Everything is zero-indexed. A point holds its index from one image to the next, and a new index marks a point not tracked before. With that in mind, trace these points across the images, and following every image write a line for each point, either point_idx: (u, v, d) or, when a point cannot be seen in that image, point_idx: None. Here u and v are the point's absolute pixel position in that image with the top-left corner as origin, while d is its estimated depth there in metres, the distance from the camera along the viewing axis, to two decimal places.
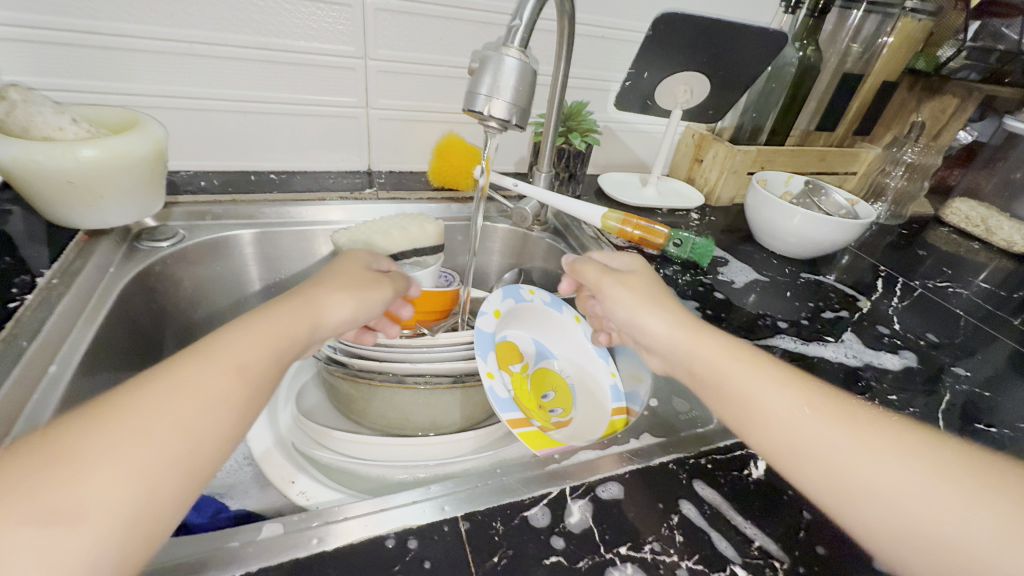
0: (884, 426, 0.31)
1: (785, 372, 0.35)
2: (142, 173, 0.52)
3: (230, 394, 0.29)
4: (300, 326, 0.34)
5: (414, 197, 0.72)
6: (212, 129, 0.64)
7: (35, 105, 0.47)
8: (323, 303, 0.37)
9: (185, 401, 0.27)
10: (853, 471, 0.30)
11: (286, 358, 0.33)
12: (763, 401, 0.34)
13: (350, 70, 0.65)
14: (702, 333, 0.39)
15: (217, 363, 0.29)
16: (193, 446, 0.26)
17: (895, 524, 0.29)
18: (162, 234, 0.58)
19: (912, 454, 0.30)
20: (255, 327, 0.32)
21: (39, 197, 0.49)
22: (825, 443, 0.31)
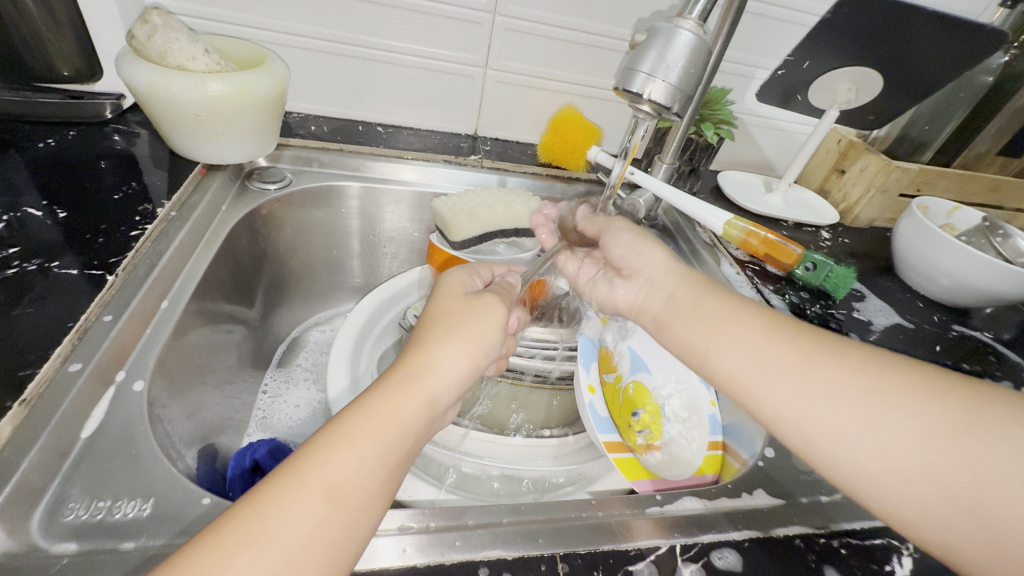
0: (875, 364, 0.31)
1: (777, 323, 0.35)
2: (263, 113, 0.51)
3: (347, 495, 0.26)
4: (410, 412, 0.30)
5: (519, 170, 0.68)
6: (330, 73, 0.62)
7: (175, 32, 0.46)
8: (430, 366, 0.31)
9: (297, 514, 0.25)
10: (852, 430, 0.30)
11: (394, 453, 0.29)
12: (757, 358, 0.34)
13: (476, 25, 0.60)
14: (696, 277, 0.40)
15: (306, 491, 0.26)
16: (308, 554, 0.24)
17: (895, 481, 0.28)
18: (272, 177, 0.57)
19: (903, 393, 0.29)
20: (349, 428, 0.28)
21: (168, 127, 0.49)
22: (823, 402, 0.31)
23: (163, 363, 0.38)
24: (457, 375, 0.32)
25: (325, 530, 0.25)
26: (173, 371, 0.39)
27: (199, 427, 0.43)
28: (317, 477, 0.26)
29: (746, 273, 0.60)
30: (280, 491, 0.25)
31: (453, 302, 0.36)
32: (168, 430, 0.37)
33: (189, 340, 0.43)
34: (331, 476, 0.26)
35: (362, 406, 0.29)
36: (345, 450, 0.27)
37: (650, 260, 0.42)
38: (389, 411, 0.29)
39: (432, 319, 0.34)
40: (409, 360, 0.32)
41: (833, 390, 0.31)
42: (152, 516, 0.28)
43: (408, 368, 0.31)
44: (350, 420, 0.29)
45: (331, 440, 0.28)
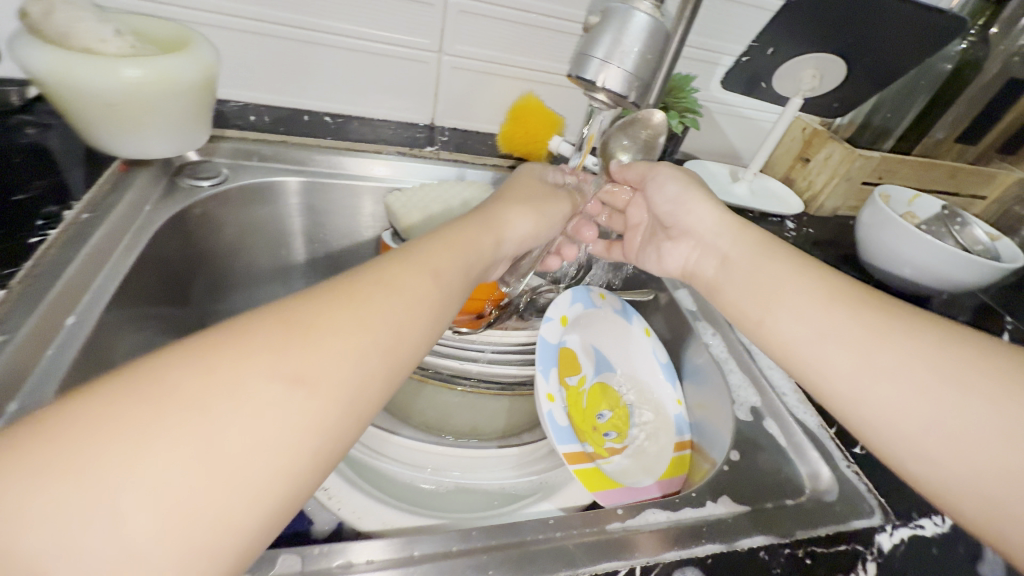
0: (953, 349, 0.29)
1: (845, 293, 0.34)
2: (188, 102, 0.46)
3: (329, 381, 0.24)
4: (487, 238, 0.37)
5: (480, 161, 0.64)
6: (269, 58, 0.57)
7: (76, 10, 0.41)
8: (504, 217, 0.40)
9: (287, 376, 0.23)
10: (900, 402, 0.29)
11: (472, 266, 0.35)
12: (816, 326, 0.34)
13: (428, 7, 0.56)
14: (745, 240, 0.40)
15: (416, 266, 0.30)
16: (302, 418, 0.22)
17: (936, 451, 0.28)
18: (205, 173, 0.52)
19: (970, 377, 0.28)
20: (446, 235, 0.34)
21: (76, 118, 0.44)
22: (878, 370, 0.30)
23: (70, 387, 0.34)
24: (524, 229, 0.41)
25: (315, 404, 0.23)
26: (84, 394, 0.35)
27: None
28: (422, 262, 0.31)
29: None
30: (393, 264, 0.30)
31: (517, 189, 0.43)
32: None
33: (104, 359, 0.38)
34: (350, 341, 0.25)
35: (452, 227, 0.35)
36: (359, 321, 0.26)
37: (700, 217, 0.43)
38: (473, 236, 0.36)
39: (510, 188, 0.43)
40: (485, 209, 0.39)
41: (891, 363, 0.30)
42: None
43: (489, 216, 0.39)
44: (369, 291, 0.28)
45: (340, 302, 0.26)
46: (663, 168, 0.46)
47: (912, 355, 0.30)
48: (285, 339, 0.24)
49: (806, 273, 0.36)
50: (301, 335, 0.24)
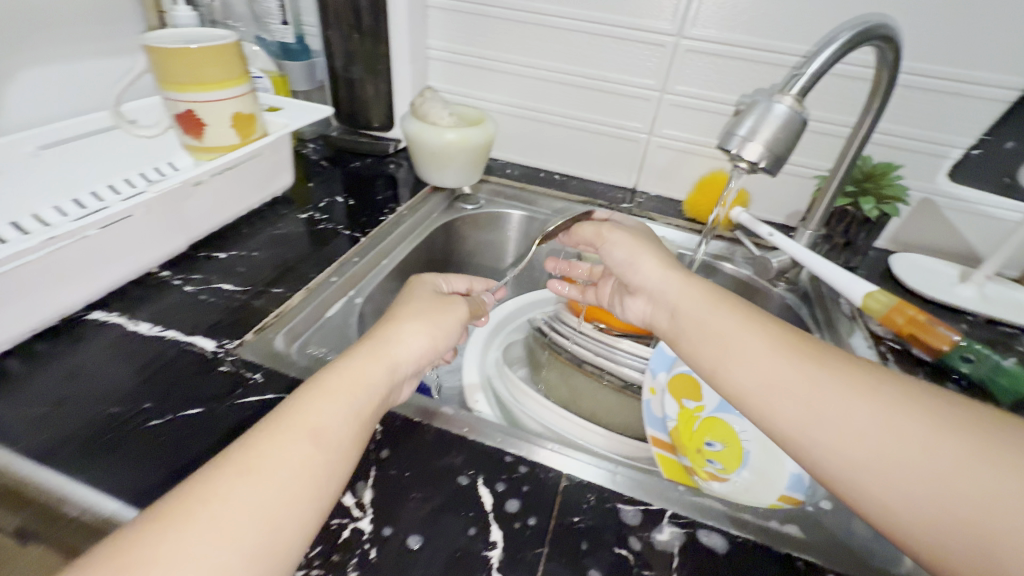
0: (889, 383, 0.32)
1: (786, 339, 0.37)
2: (474, 155, 0.75)
3: (326, 440, 0.31)
4: (377, 369, 0.36)
5: (664, 221, 0.77)
6: (529, 133, 0.84)
7: (436, 103, 0.73)
8: (396, 340, 0.39)
9: (284, 457, 0.29)
10: (858, 435, 0.31)
11: (364, 407, 0.34)
12: (768, 371, 0.35)
13: (645, 100, 0.75)
14: (689, 294, 0.42)
15: (292, 432, 0.31)
16: (307, 480, 0.30)
17: (890, 479, 0.29)
18: (470, 201, 0.80)
19: (909, 408, 0.31)
20: (325, 380, 0.34)
21: (418, 159, 0.76)
22: (830, 410, 0.32)
23: (375, 293, 0.60)
24: (419, 348, 0.40)
25: (312, 468, 0.30)
26: (378, 302, 0.61)
27: None
28: (300, 422, 0.31)
29: (881, 350, 0.57)
30: (264, 436, 0.30)
31: (425, 300, 0.44)
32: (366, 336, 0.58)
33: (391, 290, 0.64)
34: (312, 422, 0.32)
35: (335, 364, 0.36)
36: (325, 395, 0.33)
37: (688, 285, 0.43)
38: (360, 368, 0.35)
39: (405, 307, 0.42)
40: (376, 333, 0.39)
41: (844, 398, 0.32)
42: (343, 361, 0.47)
43: (377, 340, 0.38)
44: (267, 454, 0.29)
45: (236, 470, 0.28)
46: (615, 231, 0.50)
47: (861, 392, 0.32)
48: (270, 428, 0.31)
49: (754, 322, 0.38)
50: (143, 564, 0.24)
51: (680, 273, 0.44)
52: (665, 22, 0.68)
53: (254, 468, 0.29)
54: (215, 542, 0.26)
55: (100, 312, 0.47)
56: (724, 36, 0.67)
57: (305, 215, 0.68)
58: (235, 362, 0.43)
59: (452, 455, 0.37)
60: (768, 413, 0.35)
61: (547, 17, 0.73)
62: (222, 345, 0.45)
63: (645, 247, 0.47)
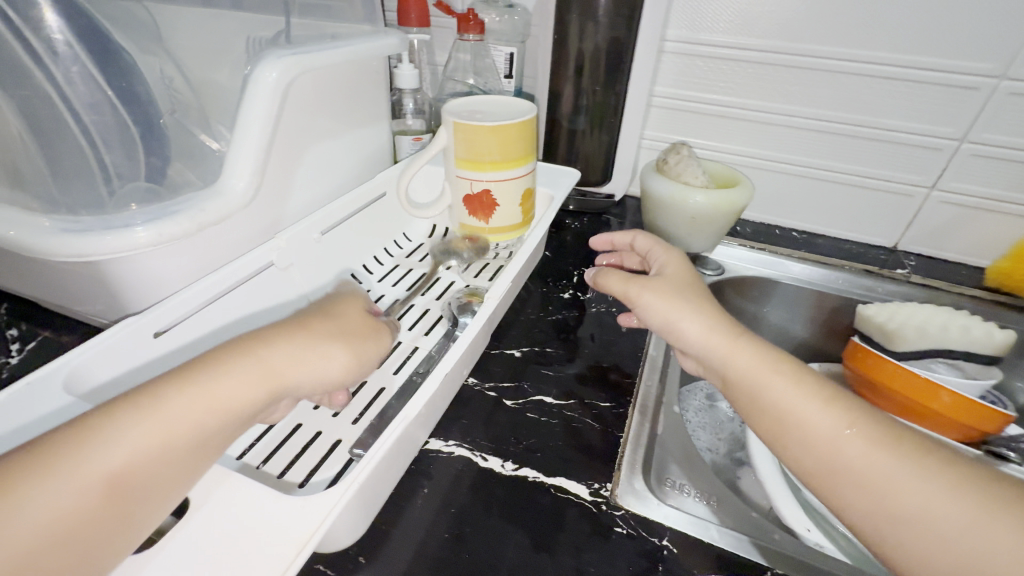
0: (966, 477, 0.30)
1: (867, 420, 0.33)
2: (730, 219, 0.65)
3: (125, 482, 0.24)
4: (254, 393, 0.29)
5: (958, 290, 0.65)
6: (765, 186, 0.74)
7: (691, 162, 0.65)
8: (293, 350, 0.31)
9: (43, 501, 0.23)
10: (938, 530, 0.29)
11: (195, 446, 0.27)
12: (843, 453, 0.33)
13: (935, 151, 0.63)
14: (744, 356, 0.37)
15: (86, 471, 0.24)
16: (63, 535, 0.23)
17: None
18: (709, 265, 0.71)
19: (1000, 510, 0.29)
20: (165, 406, 0.26)
21: (662, 222, 0.68)
22: (906, 503, 0.30)
23: None
24: (323, 368, 0.32)
25: (89, 516, 0.23)
26: None
27: None
28: (101, 457, 0.24)
29: None
30: (45, 469, 0.23)
31: (354, 316, 0.37)
32: None
33: None
34: (139, 440, 0.25)
35: (186, 386, 0.27)
36: (187, 413, 0.27)
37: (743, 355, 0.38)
38: (222, 387, 0.28)
39: (313, 324, 0.34)
40: (256, 346, 0.31)
41: (928, 490, 0.30)
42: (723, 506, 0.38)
43: (257, 357, 0.30)
44: (23, 495, 0.22)
45: None
46: (641, 287, 0.42)
47: (935, 481, 0.30)
48: (51, 462, 0.23)
49: (832, 399, 0.35)
50: None
51: (727, 332, 0.39)
52: (984, 62, 0.57)
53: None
54: None
55: (434, 438, 0.40)
56: None
57: (567, 293, 0.58)
58: (627, 519, 0.35)
59: None
60: (831, 491, 0.33)
61: (818, 60, 0.63)
62: (597, 490, 0.36)
63: (683, 295, 0.41)
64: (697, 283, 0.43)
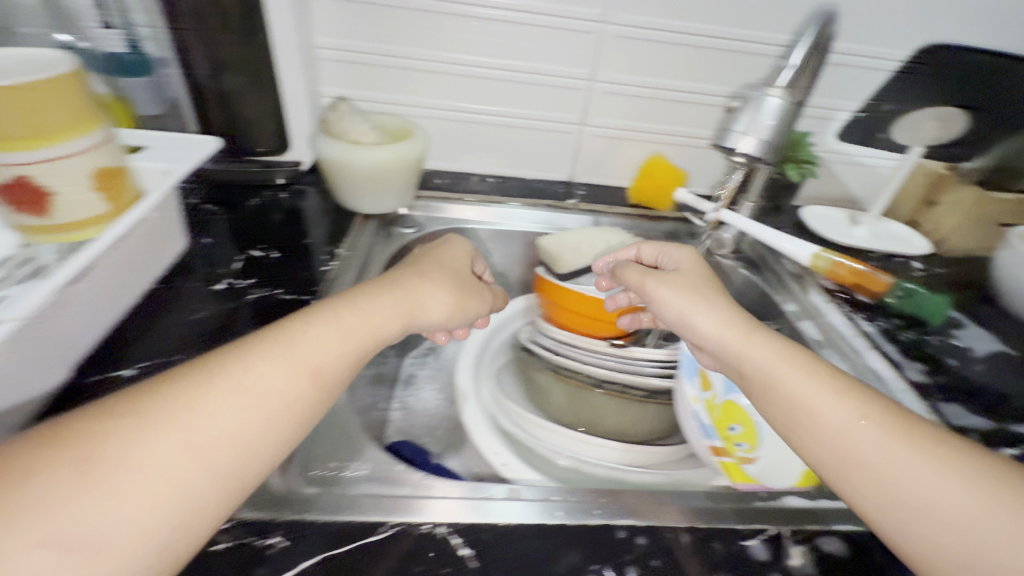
0: (919, 428, 0.33)
1: (804, 361, 0.37)
2: (408, 172, 0.65)
3: (320, 382, 0.33)
4: (388, 323, 0.39)
5: (614, 211, 0.76)
6: (453, 136, 0.75)
7: (351, 115, 0.61)
8: (377, 294, 0.40)
9: (207, 420, 0.28)
10: (891, 467, 0.31)
11: (313, 382, 0.32)
12: (748, 370, 0.38)
13: (576, 90, 0.71)
14: (756, 352, 0.38)
15: (240, 397, 0.29)
16: (233, 458, 0.28)
17: (881, 498, 0.31)
18: (408, 223, 0.70)
19: (959, 457, 0.31)
20: (292, 348, 0.33)
21: (343, 184, 0.64)
22: (829, 444, 0.33)
23: None
24: (437, 310, 0.44)
25: (265, 424, 0.30)
26: None
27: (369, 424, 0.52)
28: (210, 391, 0.29)
29: (836, 301, 0.63)
30: (189, 395, 0.28)
31: (452, 260, 0.50)
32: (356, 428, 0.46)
33: None
34: (257, 381, 0.30)
35: (316, 326, 0.35)
36: (269, 401, 0.30)
37: (698, 329, 0.41)
38: (368, 323, 0.37)
39: (391, 277, 0.43)
40: (353, 303, 0.38)
41: (926, 471, 0.31)
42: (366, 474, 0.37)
43: (409, 297, 0.42)
44: (206, 405, 0.28)
45: (135, 426, 0.26)
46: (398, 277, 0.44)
47: (843, 405, 0.34)
48: (188, 403, 0.28)
49: (841, 390, 0.34)
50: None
51: (341, 328, 0.35)
52: (588, 9, 0.65)
53: (122, 455, 0.25)
54: (125, 504, 0.24)
55: None
56: (647, 21, 0.66)
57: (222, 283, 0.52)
58: (236, 529, 0.31)
59: (565, 551, 0.32)
60: (777, 414, 0.36)
61: (462, 6, 0.64)
62: None
63: (421, 286, 0.44)
64: (415, 278, 0.44)
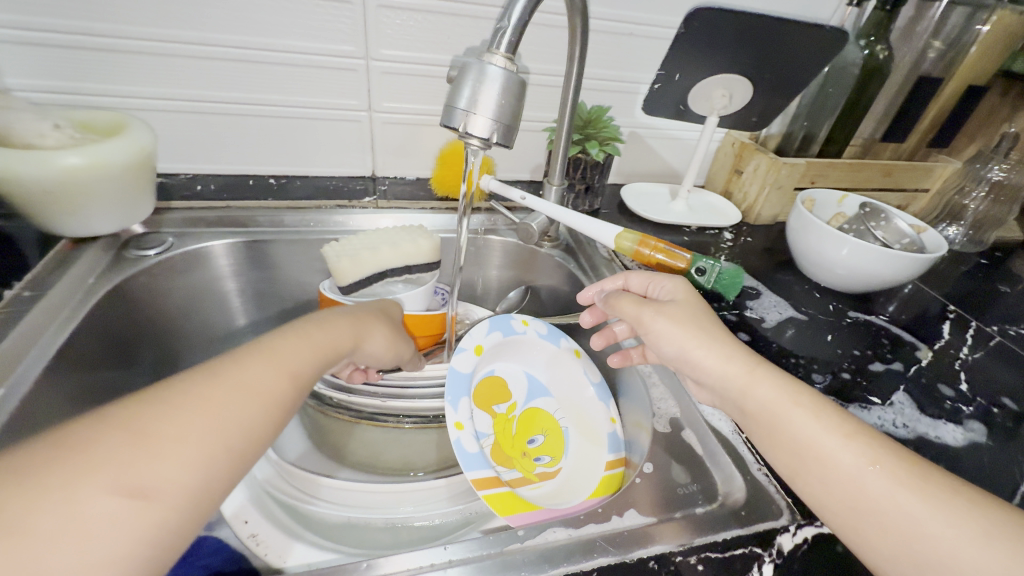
0: (909, 463, 0.31)
1: (806, 394, 0.35)
2: (122, 181, 0.51)
3: (303, 381, 0.33)
4: (351, 335, 0.38)
5: (419, 206, 0.68)
6: (212, 132, 0.63)
7: (16, 112, 0.46)
8: (367, 325, 0.41)
9: (181, 422, 0.26)
10: (850, 480, 0.31)
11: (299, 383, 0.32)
12: (795, 430, 0.33)
13: (350, 72, 0.62)
14: (762, 392, 0.35)
15: (206, 395, 0.28)
16: (220, 456, 0.27)
17: (887, 542, 0.29)
18: (151, 243, 0.57)
19: (937, 488, 0.29)
20: (267, 354, 0.32)
21: (20, 207, 0.48)
22: (845, 476, 0.31)
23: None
24: (377, 351, 0.42)
25: (248, 427, 0.28)
26: None
27: None
28: (186, 396, 0.27)
29: None
30: (164, 403, 0.26)
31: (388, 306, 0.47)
32: None
33: (39, 422, 0.41)
34: (243, 379, 0.30)
35: (280, 342, 0.33)
36: (252, 401, 0.29)
37: (701, 362, 0.37)
38: (306, 339, 0.35)
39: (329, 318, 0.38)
40: (319, 322, 0.37)
41: (935, 519, 0.28)
42: None
43: (358, 324, 0.40)
44: (166, 420, 0.26)
45: (109, 436, 0.24)
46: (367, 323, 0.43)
47: (855, 441, 0.32)
48: (172, 406, 0.26)
49: (850, 430, 0.32)
50: None
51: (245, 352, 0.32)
52: None
53: (144, 439, 0.25)
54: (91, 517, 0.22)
55: None
56: None
57: None
58: None
59: None
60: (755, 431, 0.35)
61: None
62: None
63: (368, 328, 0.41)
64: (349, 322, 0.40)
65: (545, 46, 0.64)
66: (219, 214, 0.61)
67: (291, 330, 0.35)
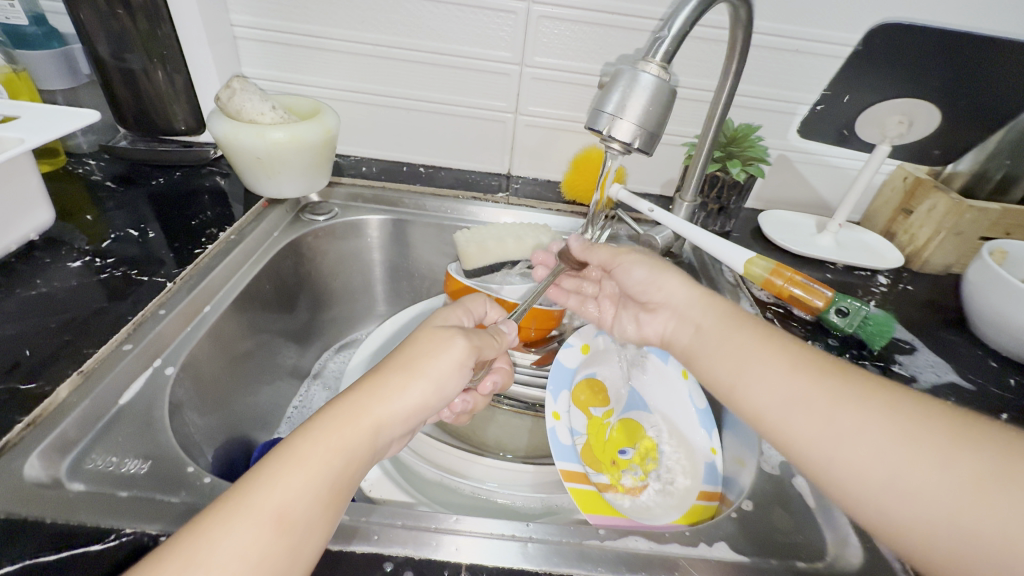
0: (844, 377, 0.33)
1: (749, 328, 0.38)
2: (311, 156, 0.61)
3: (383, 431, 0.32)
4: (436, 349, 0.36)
5: (546, 207, 0.71)
6: (381, 121, 0.72)
7: (248, 93, 0.57)
8: (439, 343, 0.36)
9: (280, 486, 0.28)
10: (787, 405, 0.33)
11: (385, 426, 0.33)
12: (742, 363, 0.37)
13: (504, 76, 0.67)
14: (715, 308, 0.40)
15: (297, 457, 0.29)
16: (307, 511, 0.28)
17: (845, 472, 0.30)
18: (322, 210, 0.67)
19: (872, 400, 0.31)
20: (353, 401, 0.32)
21: (240, 168, 0.61)
22: (799, 416, 0.33)
23: (196, 356, 0.46)
24: (415, 401, 0.33)
25: (329, 468, 0.30)
26: (205, 365, 0.48)
27: (230, 417, 0.51)
28: (288, 459, 0.29)
29: (767, 315, 0.57)
30: (271, 470, 0.29)
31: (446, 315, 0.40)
32: (191, 423, 0.44)
33: (225, 338, 0.51)
34: (276, 504, 0.28)
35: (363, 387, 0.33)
36: (336, 456, 0.30)
37: (669, 292, 0.43)
38: (392, 383, 0.33)
39: (409, 343, 0.36)
40: (403, 355, 0.35)
41: (867, 436, 0.30)
42: (147, 472, 0.35)
43: (420, 354, 0.35)
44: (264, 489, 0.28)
45: (221, 516, 0.27)
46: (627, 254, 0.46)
47: (793, 373, 0.34)
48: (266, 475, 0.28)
49: (796, 364, 0.35)
50: None
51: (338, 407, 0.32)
52: None
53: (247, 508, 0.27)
54: None
55: None
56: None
57: (81, 261, 0.51)
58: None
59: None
60: (716, 369, 0.39)
61: None
62: None
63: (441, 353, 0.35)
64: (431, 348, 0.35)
65: (698, 59, 0.63)
66: (376, 193, 0.70)
67: (389, 377, 0.34)
